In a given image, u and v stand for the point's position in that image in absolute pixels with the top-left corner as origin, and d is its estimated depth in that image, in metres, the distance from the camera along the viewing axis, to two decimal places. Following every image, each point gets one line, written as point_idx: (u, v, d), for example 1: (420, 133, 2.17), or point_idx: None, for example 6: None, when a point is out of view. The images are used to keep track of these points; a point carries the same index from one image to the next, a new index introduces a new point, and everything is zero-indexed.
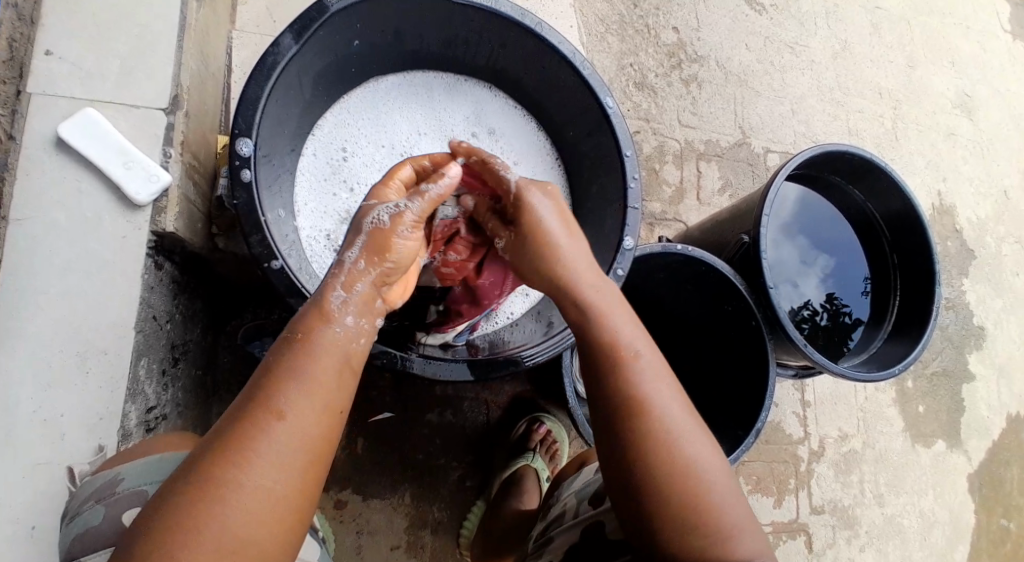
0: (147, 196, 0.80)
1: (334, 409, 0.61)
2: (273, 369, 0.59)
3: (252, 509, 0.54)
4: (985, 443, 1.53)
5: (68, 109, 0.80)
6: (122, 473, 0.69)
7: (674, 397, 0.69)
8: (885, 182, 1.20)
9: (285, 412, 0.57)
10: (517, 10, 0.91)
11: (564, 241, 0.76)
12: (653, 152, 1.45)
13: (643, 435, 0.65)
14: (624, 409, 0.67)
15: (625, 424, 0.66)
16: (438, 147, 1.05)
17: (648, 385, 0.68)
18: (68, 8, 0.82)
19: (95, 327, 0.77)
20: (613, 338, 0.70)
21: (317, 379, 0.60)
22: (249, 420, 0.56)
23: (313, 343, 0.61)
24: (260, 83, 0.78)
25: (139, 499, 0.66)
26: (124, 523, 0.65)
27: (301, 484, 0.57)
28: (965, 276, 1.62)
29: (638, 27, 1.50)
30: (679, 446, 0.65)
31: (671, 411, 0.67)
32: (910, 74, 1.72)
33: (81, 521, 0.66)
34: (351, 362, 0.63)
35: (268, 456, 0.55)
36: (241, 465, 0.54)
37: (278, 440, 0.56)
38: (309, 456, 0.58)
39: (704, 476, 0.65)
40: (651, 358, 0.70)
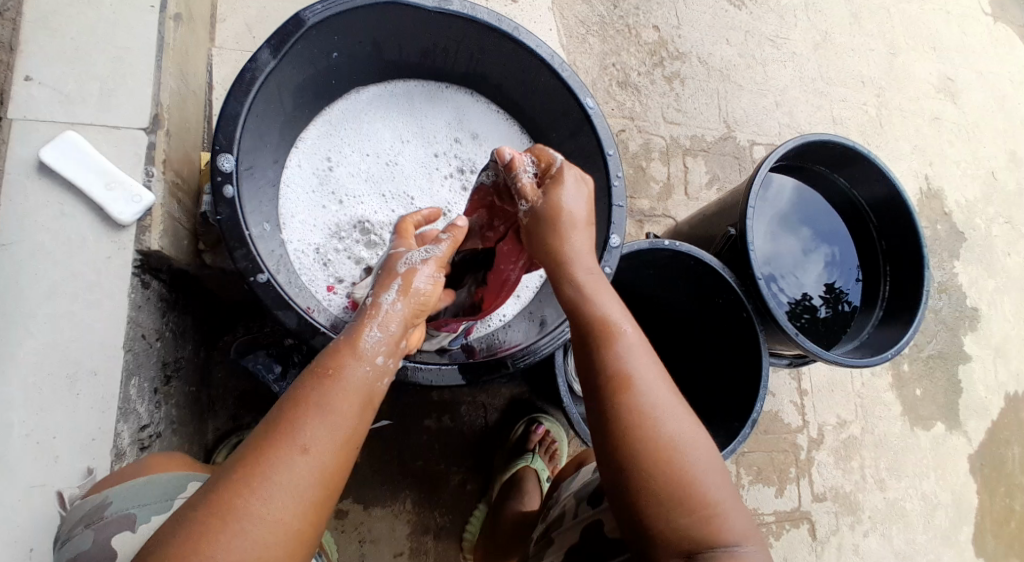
0: (130, 216, 0.80)
1: (353, 445, 0.62)
2: (299, 401, 0.61)
3: (263, 541, 0.55)
4: (983, 423, 1.53)
5: (49, 132, 0.80)
6: (110, 496, 0.69)
7: (660, 377, 0.70)
8: (870, 169, 1.21)
9: (305, 446, 0.59)
10: (493, 15, 0.92)
11: (578, 228, 0.77)
12: (639, 150, 1.46)
13: (627, 411, 0.67)
14: (610, 386, 0.68)
15: (610, 400, 0.68)
16: (422, 154, 1.06)
17: (633, 362, 0.69)
18: (46, 33, 0.82)
19: (86, 348, 0.77)
20: (599, 319, 0.72)
21: (336, 413, 0.61)
22: (272, 452, 0.58)
23: (337, 379, 0.63)
24: (240, 99, 0.79)
25: (127, 523, 0.66)
26: (113, 548, 0.65)
27: (312, 517, 0.58)
28: (956, 258, 1.63)
29: (619, 27, 1.51)
30: (664, 424, 0.67)
31: (657, 390, 0.69)
32: (892, 61, 1.73)
33: (71, 546, 0.66)
34: (370, 398, 0.65)
35: (284, 490, 0.57)
36: (255, 498, 0.56)
37: (295, 475, 0.58)
38: (322, 490, 0.59)
39: (688, 454, 0.66)
40: (636, 337, 0.72)
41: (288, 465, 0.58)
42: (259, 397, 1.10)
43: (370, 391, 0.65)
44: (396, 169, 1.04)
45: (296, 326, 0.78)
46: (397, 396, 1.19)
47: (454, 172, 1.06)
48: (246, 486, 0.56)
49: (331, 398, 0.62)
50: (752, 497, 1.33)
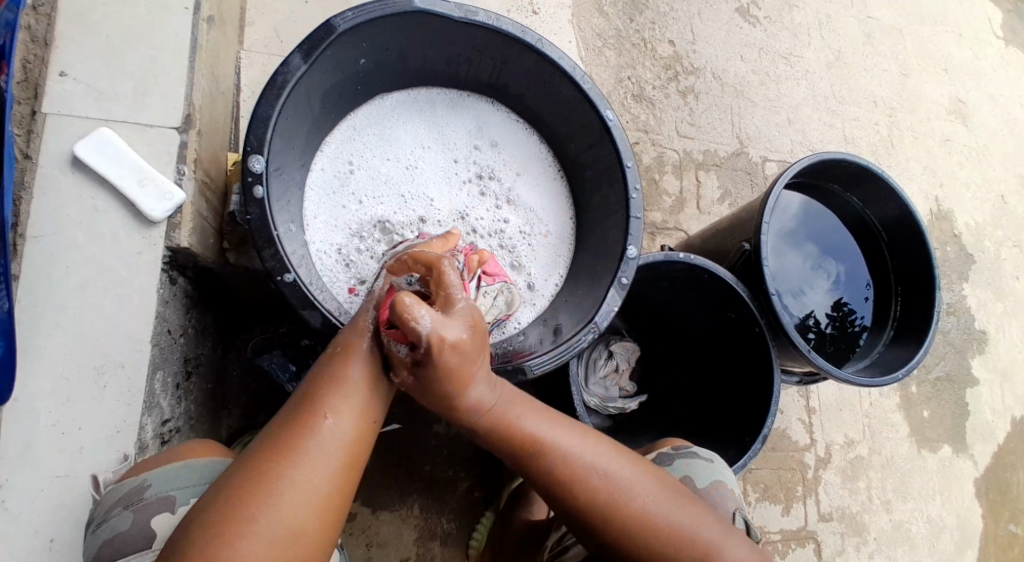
0: (162, 212, 0.81)
1: (370, 419, 0.66)
2: (316, 379, 0.65)
3: (302, 502, 0.59)
4: (990, 447, 1.53)
5: (82, 128, 0.82)
6: (149, 479, 0.71)
7: (598, 453, 0.73)
8: (883, 188, 1.22)
9: (330, 413, 0.63)
10: (518, 27, 0.94)
11: (467, 386, 0.66)
12: (652, 163, 1.47)
13: (580, 501, 0.70)
14: (556, 483, 0.71)
15: (562, 495, 0.71)
16: (442, 160, 1.07)
17: (567, 454, 0.71)
18: (82, 31, 0.84)
19: (113, 342, 0.78)
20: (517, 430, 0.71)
21: (355, 383, 0.65)
22: (297, 422, 0.62)
23: (351, 354, 0.66)
24: (271, 102, 0.81)
25: (167, 505, 0.69)
26: (152, 529, 0.67)
27: (343, 479, 0.63)
28: (965, 280, 1.64)
29: (634, 41, 1.53)
30: (621, 496, 0.71)
31: (600, 471, 0.71)
32: (904, 81, 1.75)
33: (108, 527, 0.67)
34: (385, 369, 0.68)
35: (317, 456, 0.61)
36: (290, 463, 0.60)
37: (324, 440, 0.62)
38: (350, 455, 0.63)
39: (654, 510, 0.71)
40: (556, 430, 0.72)
41: (318, 431, 0.62)
42: (273, 396, 1.11)
43: (382, 367, 0.68)
44: (417, 173, 1.05)
45: (319, 325, 0.79)
46: (408, 400, 1.20)
47: (473, 177, 1.08)
48: (280, 453, 0.60)
49: (349, 372, 0.65)
50: (759, 515, 1.33)
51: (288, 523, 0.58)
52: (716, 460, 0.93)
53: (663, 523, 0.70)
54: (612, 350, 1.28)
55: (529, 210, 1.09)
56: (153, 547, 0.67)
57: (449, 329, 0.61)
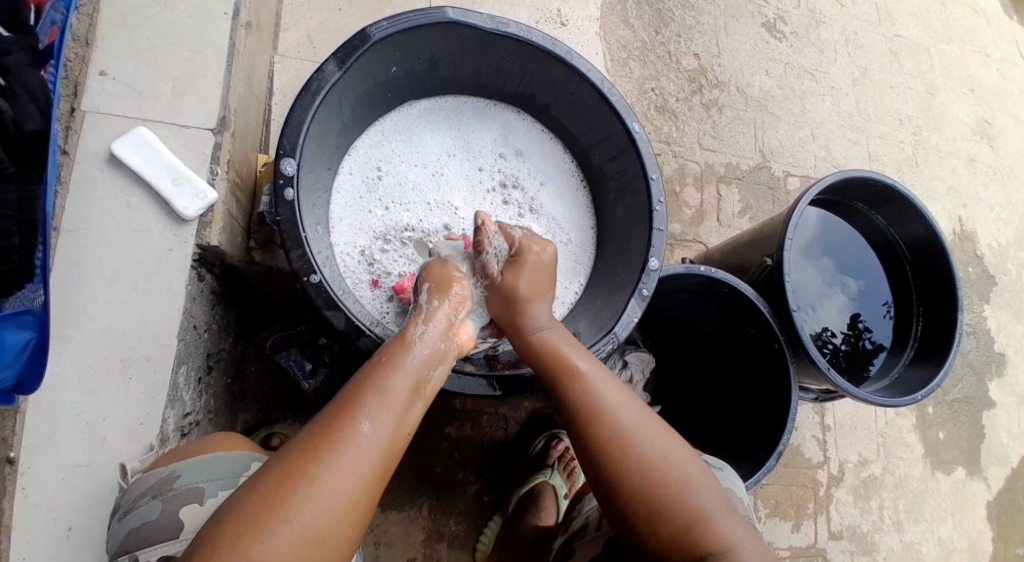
0: (194, 211, 0.83)
1: (405, 428, 0.68)
2: (360, 385, 0.68)
3: (332, 503, 0.60)
4: (1005, 471, 1.51)
5: (120, 127, 0.84)
6: (178, 470, 0.72)
7: (623, 397, 0.75)
8: (908, 208, 1.21)
9: (367, 419, 0.65)
10: (549, 39, 0.94)
11: (534, 301, 0.83)
12: (673, 174, 1.48)
13: (600, 438, 0.72)
14: (581, 417, 0.74)
15: (585, 430, 0.73)
16: (467, 168, 1.08)
17: (596, 391, 0.75)
18: (124, 32, 0.86)
19: (141, 336, 0.80)
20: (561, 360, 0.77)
21: (394, 393, 0.68)
22: (334, 426, 0.64)
23: (393, 365, 0.70)
24: (305, 106, 0.82)
25: (196, 496, 0.70)
26: (180, 520, 0.69)
27: (373, 486, 0.64)
28: (986, 302, 1.62)
29: (660, 53, 1.54)
30: (636, 443, 0.72)
31: (624, 410, 0.74)
32: (930, 100, 1.73)
33: (135, 516, 0.69)
34: (422, 384, 0.71)
35: (351, 457, 0.62)
36: (323, 466, 0.61)
37: (359, 444, 0.63)
38: (381, 463, 0.65)
39: (666, 464, 0.71)
40: (592, 367, 0.77)
41: (353, 433, 0.63)
42: (289, 393, 1.12)
43: (422, 379, 0.72)
44: (442, 180, 1.06)
45: (343, 327, 0.80)
46: None
47: (497, 186, 1.09)
48: (313, 455, 0.62)
49: (390, 382, 0.68)
50: (769, 530, 1.33)
51: (319, 523, 0.60)
52: (727, 470, 0.92)
53: (673, 480, 0.71)
54: (627, 360, 1.27)
55: (551, 219, 1.10)
56: (180, 538, 0.68)
57: (518, 235, 0.89)
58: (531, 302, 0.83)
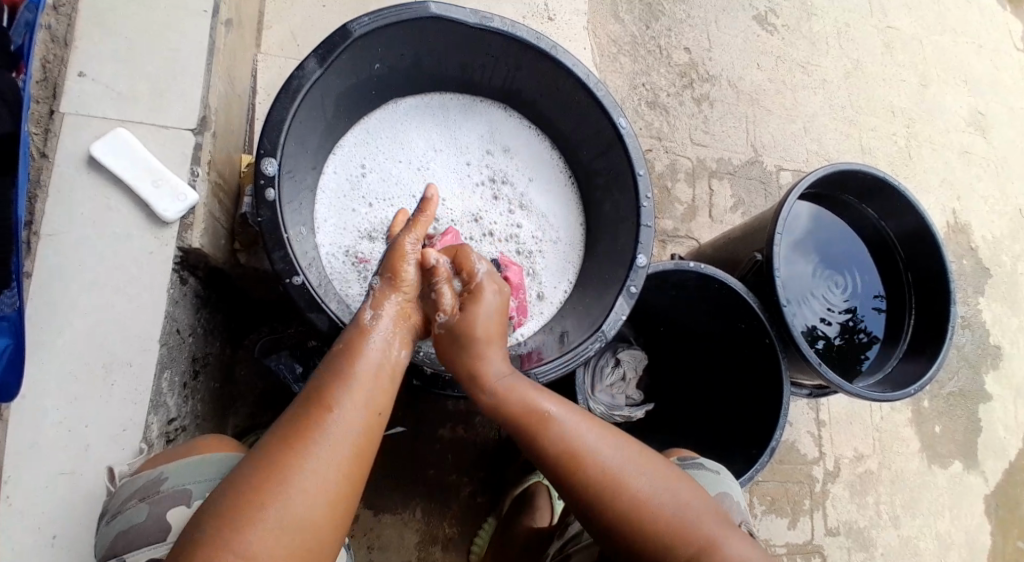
0: (174, 213, 0.82)
1: (375, 412, 0.67)
2: (325, 375, 0.67)
3: (313, 490, 0.60)
4: (1002, 464, 1.51)
5: (99, 129, 0.83)
6: (166, 472, 0.72)
7: (611, 442, 0.73)
8: (899, 201, 1.20)
9: (337, 408, 0.64)
10: (533, 34, 0.93)
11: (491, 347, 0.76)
12: (665, 170, 1.47)
13: (591, 484, 0.70)
14: (565, 462, 0.71)
15: (573, 478, 0.71)
16: (454, 166, 1.07)
17: (576, 436, 0.72)
18: (101, 32, 0.85)
19: (124, 340, 0.79)
20: (528, 411, 0.73)
21: (358, 379, 0.67)
22: (304, 418, 0.63)
23: (355, 350, 0.69)
24: (285, 106, 0.81)
25: (183, 498, 0.69)
26: (168, 521, 0.68)
27: (348, 473, 0.63)
28: (981, 294, 1.61)
29: (650, 47, 1.52)
30: (627, 483, 0.70)
31: (609, 454, 0.72)
32: (923, 92, 1.73)
33: (123, 520, 0.68)
34: (388, 367, 0.70)
35: (322, 445, 0.62)
36: (297, 458, 0.61)
37: (329, 433, 0.63)
38: (354, 450, 0.64)
39: (661, 496, 0.70)
40: (566, 411, 0.74)
41: (321, 423, 0.63)
42: (278, 397, 1.11)
43: (386, 361, 0.70)
44: (429, 177, 1.05)
45: (326, 329, 0.79)
46: (413, 403, 1.20)
47: (485, 180, 1.08)
48: (287, 449, 0.61)
49: (355, 368, 0.67)
50: (765, 527, 1.32)
51: (301, 512, 0.59)
52: (723, 472, 0.91)
53: (670, 513, 0.69)
54: (620, 358, 1.28)
55: (540, 215, 1.09)
56: (167, 541, 0.67)
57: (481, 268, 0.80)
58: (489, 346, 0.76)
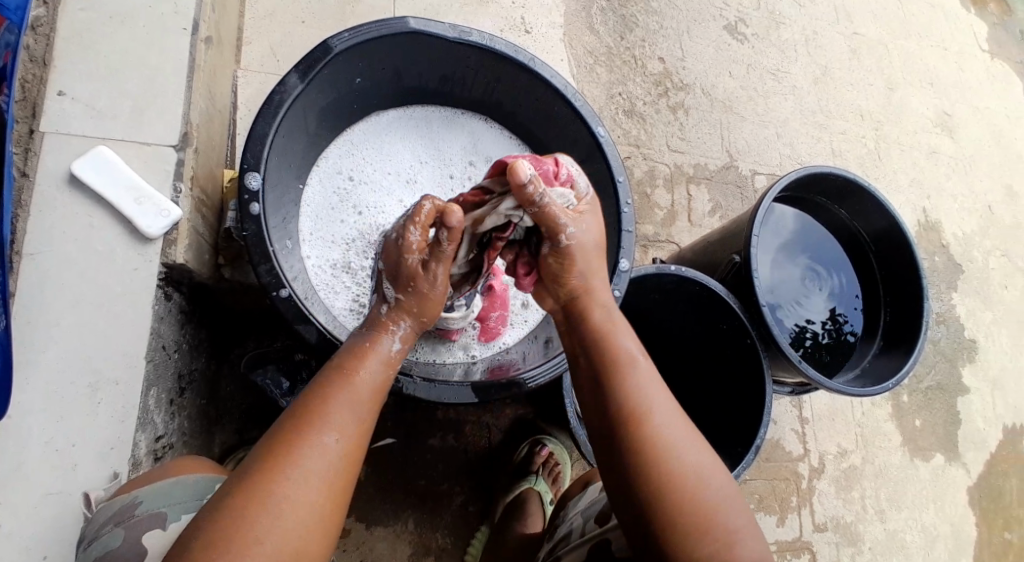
0: (158, 230, 0.82)
1: (365, 434, 0.65)
2: (317, 394, 0.64)
3: (298, 514, 0.57)
4: (982, 455, 1.54)
5: (80, 147, 0.83)
6: (140, 496, 0.71)
7: (676, 414, 0.69)
8: (870, 201, 1.24)
9: (328, 428, 0.62)
10: (511, 47, 0.95)
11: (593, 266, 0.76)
12: (644, 177, 1.49)
13: (645, 444, 0.66)
14: (626, 418, 0.67)
15: (626, 436, 0.66)
16: (438, 177, 1.09)
17: (648, 397, 0.69)
18: (81, 51, 0.85)
19: (107, 358, 0.79)
20: (613, 353, 0.71)
21: (353, 401, 0.65)
22: (299, 436, 0.61)
23: (353, 370, 0.67)
24: (268, 121, 0.82)
25: (158, 521, 0.69)
26: (143, 546, 0.67)
27: (338, 495, 0.61)
28: (954, 289, 1.66)
29: (625, 58, 1.56)
30: (677, 454, 0.66)
31: (667, 419, 0.68)
32: (891, 96, 1.78)
33: (100, 545, 0.68)
34: (379, 387, 0.69)
35: (314, 468, 0.60)
36: (290, 479, 0.58)
37: (323, 452, 0.61)
38: (345, 471, 0.62)
39: (707, 482, 0.65)
40: (647, 367, 0.72)
41: (317, 442, 0.61)
42: (265, 412, 1.11)
43: (379, 382, 0.69)
44: (415, 189, 1.07)
45: (315, 340, 0.80)
46: (402, 414, 1.20)
47: None
48: (278, 468, 0.58)
49: (351, 390, 0.66)
50: None
51: (291, 539, 0.56)
52: None
53: (711, 515, 0.63)
54: None
55: None
56: None
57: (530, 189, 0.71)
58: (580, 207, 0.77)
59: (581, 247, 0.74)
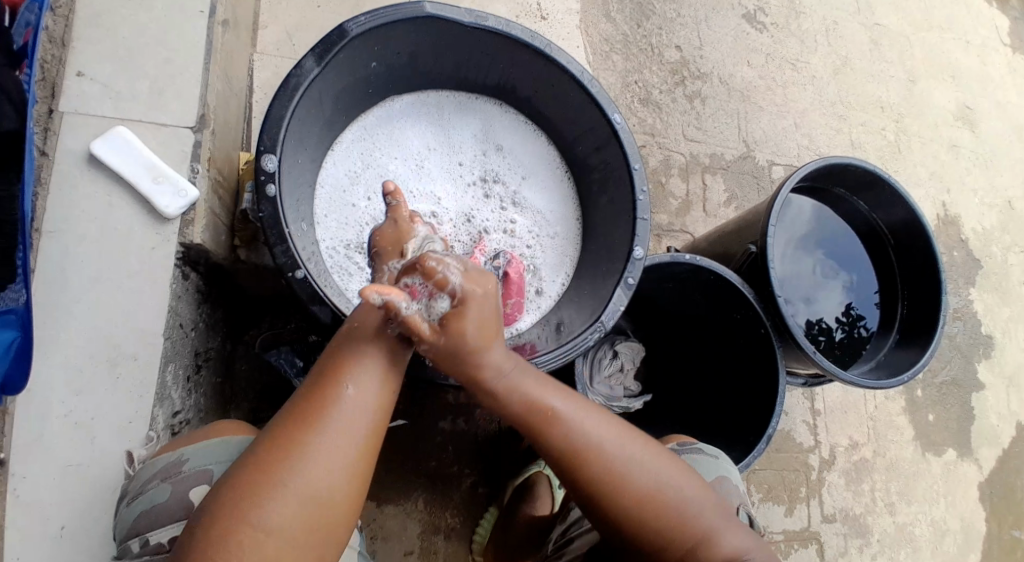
0: (175, 209, 0.83)
1: (390, 384, 0.67)
2: (338, 349, 0.66)
3: (327, 461, 0.60)
4: (995, 451, 1.53)
5: (99, 127, 0.83)
6: (186, 453, 0.72)
7: (617, 437, 0.71)
8: (889, 193, 1.22)
9: (350, 378, 0.64)
10: (527, 32, 0.95)
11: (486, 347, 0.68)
12: (659, 166, 1.48)
13: (592, 478, 0.69)
14: (567, 460, 0.70)
15: (575, 475, 0.70)
16: (449, 163, 1.09)
17: (582, 435, 0.70)
18: (99, 32, 0.86)
19: (125, 336, 0.79)
20: (531, 408, 0.70)
21: (375, 349, 0.67)
22: (321, 391, 0.63)
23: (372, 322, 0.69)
24: (284, 103, 0.82)
25: (205, 478, 0.70)
26: (190, 501, 0.69)
27: (366, 442, 0.63)
28: (972, 285, 1.64)
29: (642, 46, 1.54)
30: (631, 479, 0.69)
31: (617, 446, 0.70)
32: (911, 87, 1.75)
33: (145, 499, 0.69)
34: (403, 337, 0.70)
35: (339, 419, 0.62)
36: (317, 430, 0.61)
37: (347, 403, 0.63)
38: (373, 419, 0.64)
39: (665, 493, 0.70)
40: (570, 405, 0.71)
41: (338, 393, 0.63)
42: (280, 392, 1.11)
43: (401, 335, 0.71)
44: (428, 175, 1.07)
45: (328, 321, 0.80)
46: (414, 397, 1.21)
47: (478, 180, 1.09)
48: (303, 421, 0.61)
49: (370, 338, 0.67)
50: (763, 514, 1.33)
51: (316, 485, 0.59)
52: (721, 458, 0.93)
53: (678, 521, 0.69)
54: (617, 350, 1.28)
55: (534, 212, 1.11)
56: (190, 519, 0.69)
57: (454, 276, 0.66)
58: (466, 303, 0.66)
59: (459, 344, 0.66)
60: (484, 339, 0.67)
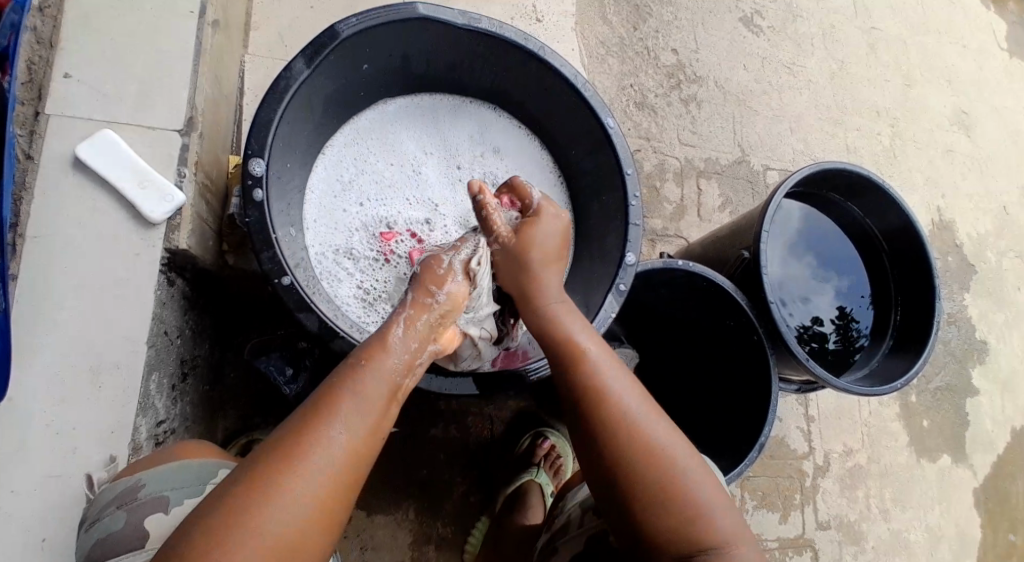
0: (161, 214, 0.82)
1: (377, 430, 0.64)
2: (333, 387, 0.64)
3: (297, 512, 0.57)
4: (990, 458, 1.53)
5: (85, 130, 0.82)
6: (143, 479, 0.71)
7: (636, 392, 0.73)
8: (884, 199, 1.21)
9: (338, 423, 0.61)
10: (520, 35, 0.94)
11: (547, 266, 0.82)
12: (654, 170, 1.48)
13: (608, 424, 0.70)
14: (588, 402, 0.72)
15: (593, 416, 0.71)
16: (444, 167, 1.08)
17: (603, 381, 0.73)
18: (86, 33, 0.85)
19: (109, 343, 0.78)
20: (566, 345, 0.75)
21: (369, 394, 0.64)
22: (307, 434, 0.60)
23: (370, 366, 0.66)
24: (272, 107, 0.81)
25: (161, 505, 0.69)
26: (146, 529, 0.67)
27: (343, 489, 0.60)
28: (966, 290, 1.63)
29: (638, 49, 1.54)
30: (641, 433, 0.70)
31: (634, 402, 0.72)
32: (907, 92, 1.75)
33: (101, 527, 0.68)
34: (396, 389, 0.67)
35: (319, 464, 0.59)
36: (295, 475, 0.58)
37: (330, 447, 0.60)
38: (354, 468, 0.61)
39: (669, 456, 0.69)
40: (602, 354, 0.76)
41: (324, 438, 0.60)
42: (269, 400, 1.10)
43: (398, 381, 0.68)
44: (421, 180, 1.06)
45: (316, 328, 0.79)
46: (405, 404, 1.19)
47: None
48: (285, 462, 0.58)
49: (366, 386, 0.64)
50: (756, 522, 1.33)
51: (285, 533, 0.56)
52: None
53: (682, 494, 0.68)
54: None
55: None
56: (145, 548, 0.66)
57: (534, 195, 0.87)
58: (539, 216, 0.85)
59: (530, 243, 0.82)
60: (551, 256, 0.83)
